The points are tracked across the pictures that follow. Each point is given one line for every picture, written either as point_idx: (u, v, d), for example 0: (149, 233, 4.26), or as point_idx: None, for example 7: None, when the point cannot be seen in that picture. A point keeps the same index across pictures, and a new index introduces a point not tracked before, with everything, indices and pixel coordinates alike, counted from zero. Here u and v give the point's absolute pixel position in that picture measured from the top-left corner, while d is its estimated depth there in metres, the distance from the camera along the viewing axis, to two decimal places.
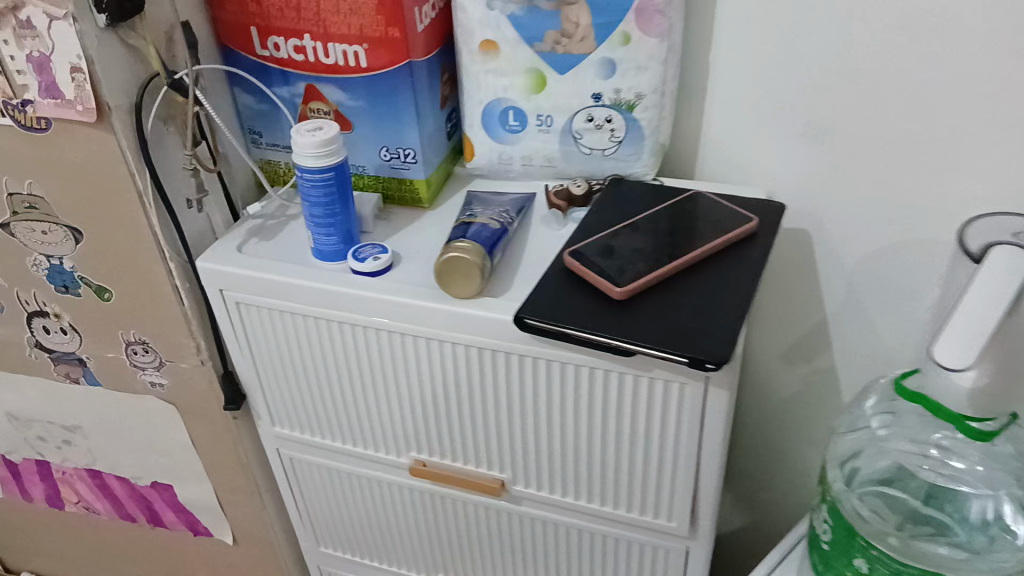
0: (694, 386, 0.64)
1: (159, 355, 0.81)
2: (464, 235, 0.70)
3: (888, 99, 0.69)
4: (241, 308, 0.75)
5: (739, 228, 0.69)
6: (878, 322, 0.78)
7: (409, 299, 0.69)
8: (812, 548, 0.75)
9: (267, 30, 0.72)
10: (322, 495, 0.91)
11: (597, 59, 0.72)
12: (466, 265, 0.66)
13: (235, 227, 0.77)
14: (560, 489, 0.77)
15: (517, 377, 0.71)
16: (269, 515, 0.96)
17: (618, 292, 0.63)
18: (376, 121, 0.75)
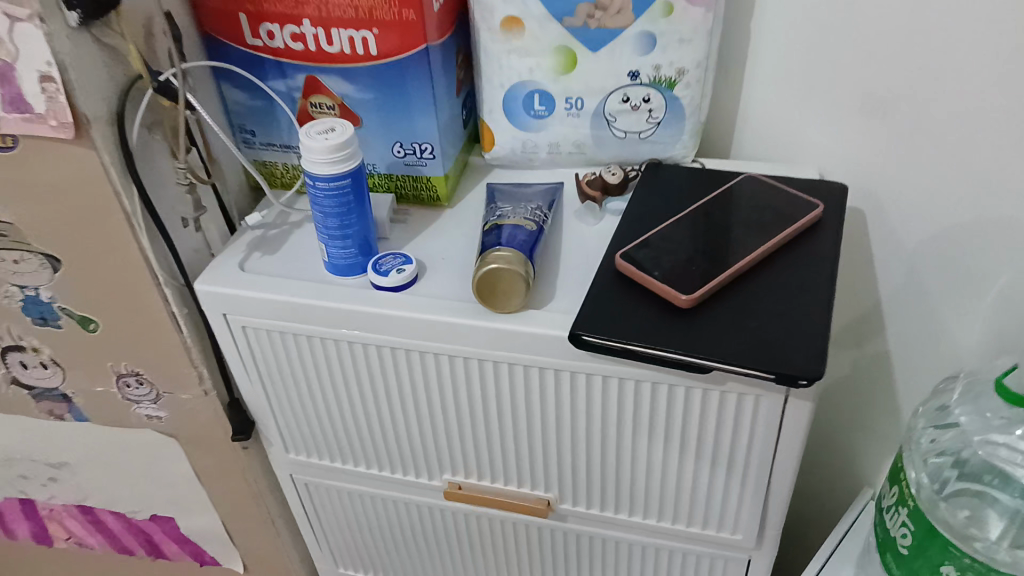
0: (773, 397, 0.58)
1: (155, 387, 0.72)
2: (499, 240, 0.62)
3: (961, 67, 0.62)
4: (248, 332, 0.67)
5: (802, 218, 0.62)
6: (941, 305, 0.73)
7: (443, 316, 0.61)
8: (883, 550, 0.70)
9: (258, 17, 0.63)
10: (343, 520, 0.84)
11: (635, 33, 0.64)
12: (505, 276, 0.59)
13: (234, 240, 0.69)
14: (611, 506, 0.71)
15: (567, 394, 0.64)
16: (284, 541, 0.89)
17: (685, 300, 0.56)
18: (387, 113, 0.67)
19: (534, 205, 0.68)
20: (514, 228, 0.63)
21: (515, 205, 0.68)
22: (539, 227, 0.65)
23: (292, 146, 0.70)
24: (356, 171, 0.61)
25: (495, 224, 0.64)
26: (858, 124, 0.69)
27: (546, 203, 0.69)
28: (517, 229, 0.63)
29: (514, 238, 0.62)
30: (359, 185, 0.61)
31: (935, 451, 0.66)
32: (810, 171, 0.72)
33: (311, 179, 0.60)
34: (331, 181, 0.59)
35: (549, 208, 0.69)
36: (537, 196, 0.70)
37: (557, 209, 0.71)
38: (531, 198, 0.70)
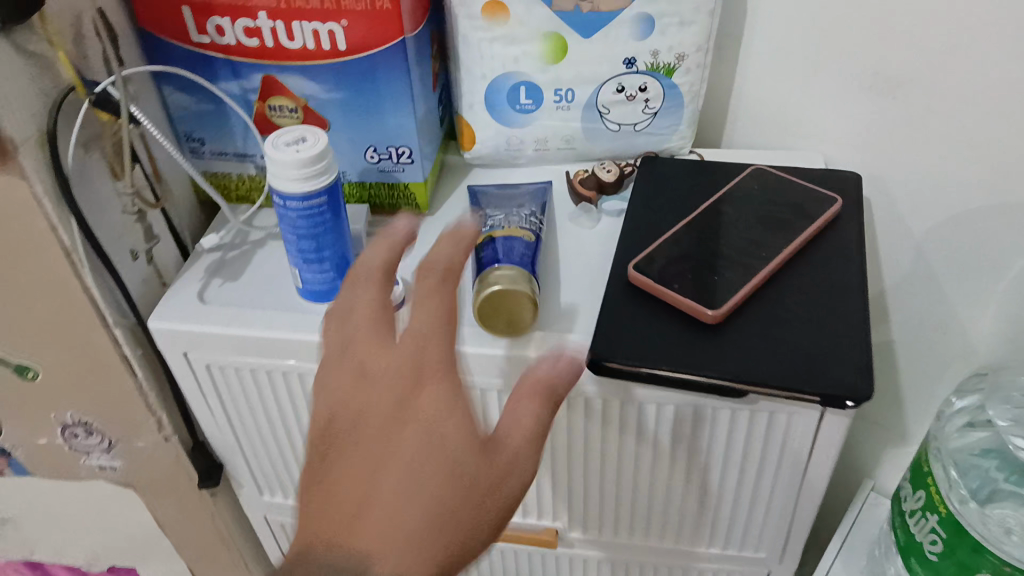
0: (810, 412, 0.54)
1: (106, 435, 0.64)
2: (495, 254, 0.55)
3: (982, 43, 0.58)
4: (213, 370, 0.59)
5: (822, 213, 0.58)
6: (951, 292, 0.70)
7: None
8: (906, 555, 0.66)
9: (205, 10, 0.54)
10: None
11: (631, 16, 0.58)
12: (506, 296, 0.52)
13: (188, 267, 0.61)
14: (623, 528, 0.67)
15: (579, 419, 0.58)
16: None
17: (713, 316, 0.51)
18: (358, 115, 0.59)
19: (526, 210, 0.62)
20: (512, 239, 0.57)
21: (506, 211, 0.61)
22: (536, 236, 0.59)
23: (249, 155, 0.61)
24: (332, 186, 0.53)
25: (488, 235, 0.57)
26: (866, 106, 0.64)
27: (538, 206, 0.63)
28: (515, 241, 0.57)
29: (512, 252, 0.55)
30: (335, 202, 0.54)
31: (975, 449, 0.64)
32: (814, 159, 0.67)
33: (280, 196, 0.52)
34: (303, 198, 0.52)
35: (543, 212, 0.63)
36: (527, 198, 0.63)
37: (549, 212, 0.64)
38: (521, 201, 0.63)
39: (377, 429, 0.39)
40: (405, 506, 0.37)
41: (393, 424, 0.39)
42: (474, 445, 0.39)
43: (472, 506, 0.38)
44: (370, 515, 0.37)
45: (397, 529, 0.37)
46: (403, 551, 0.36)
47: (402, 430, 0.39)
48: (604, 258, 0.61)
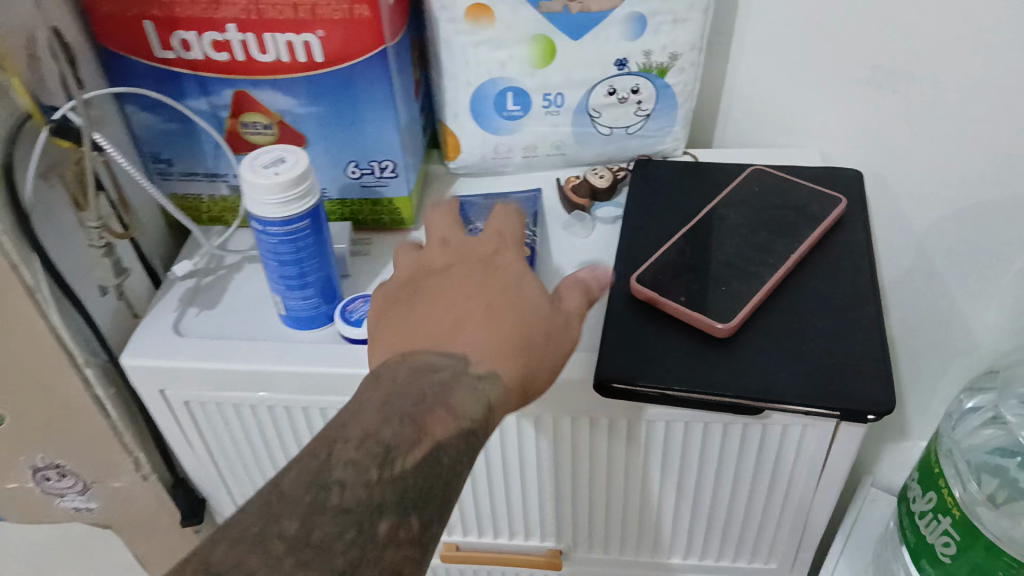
0: (825, 425, 0.52)
1: (80, 477, 0.60)
2: None
3: (985, 34, 0.56)
4: (192, 407, 0.56)
5: (827, 215, 0.56)
6: (951, 286, 0.68)
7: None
8: (916, 557, 0.64)
9: (169, 23, 0.50)
10: None
11: (623, 15, 0.55)
12: None
13: (161, 296, 0.57)
14: (628, 545, 0.64)
15: (584, 439, 0.56)
16: None
17: (724, 329, 0.49)
18: (338, 130, 0.56)
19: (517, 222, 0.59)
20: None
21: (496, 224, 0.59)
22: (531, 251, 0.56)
23: (220, 174, 0.58)
24: (313, 208, 0.50)
25: None
26: (863, 101, 0.62)
27: (528, 218, 0.60)
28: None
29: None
30: (317, 225, 0.50)
31: (990, 449, 0.62)
32: (810, 156, 0.65)
33: (258, 221, 0.49)
34: (283, 223, 0.48)
35: (533, 222, 0.60)
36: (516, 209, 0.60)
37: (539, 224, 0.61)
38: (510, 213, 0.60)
39: (464, 277, 0.44)
40: (492, 327, 0.42)
41: (471, 274, 0.45)
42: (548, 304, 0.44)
43: (545, 336, 0.43)
44: (461, 337, 0.41)
45: (492, 341, 0.41)
46: (489, 353, 0.41)
47: (487, 281, 0.44)
48: None
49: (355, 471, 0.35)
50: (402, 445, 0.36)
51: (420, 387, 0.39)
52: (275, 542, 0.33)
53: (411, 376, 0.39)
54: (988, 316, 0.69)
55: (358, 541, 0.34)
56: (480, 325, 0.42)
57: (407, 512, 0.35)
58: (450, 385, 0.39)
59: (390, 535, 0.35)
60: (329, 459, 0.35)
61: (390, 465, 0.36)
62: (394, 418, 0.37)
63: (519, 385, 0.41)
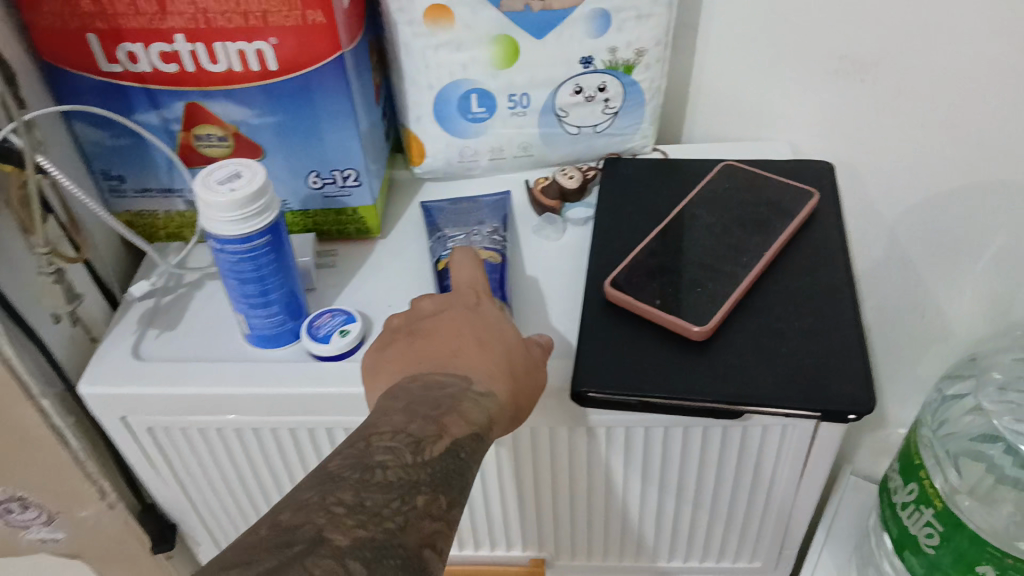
0: (806, 424, 0.51)
1: (44, 508, 0.58)
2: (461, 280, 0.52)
3: (951, 21, 0.55)
4: (156, 432, 0.54)
5: (800, 211, 0.55)
6: (925, 274, 0.68)
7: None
8: (900, 547, 0.63)
9: (114, 35, 0.48)
10: None
11: (586, 13, 0.54)
12: None
13: (118, 318, 0.55)
14: (612, 549, 0.63)
15: (563, 448, 0.55)
16: None
17: (701, 332, 0.48)
18: (296, 139, 0.54)
19: (485, 228, 0.57)
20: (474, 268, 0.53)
21: (464, 231, 0.57)
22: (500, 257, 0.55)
23: (175, 189, 0.56)
24: (274, 224, 0.48)
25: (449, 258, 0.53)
26: (831, 92, 0.61)
27: (498, 223, 0.58)
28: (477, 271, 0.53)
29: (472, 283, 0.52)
30: (278, 241, 0.48)
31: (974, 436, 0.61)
32: (780, 149, 0.64)
33: (216, 240, 0.47)
34: (243, 240, 0.46)
35: (503, 227, 0.58)
36: (485, 214, 0.59)
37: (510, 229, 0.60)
38: (479, 219, 0.58)
39: (449, 314, 0.46)
40: (485, 354, 0.43)
41: (455, 311, 0.46)
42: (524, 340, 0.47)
43: (526, 364, 0.45)
44: (458, 363, 0.43)
45: (487, 365, 0.43)
46: (485, 375, 0.42)
47: (473, 317, 0.46)
48: (573, 273, 0.57)
49: (393, 454, 0.35)
50: (427, 436, 0.37)
51: (431, 398, 0.40)
52: (335, 508, 0.32)
53: (421, 393, 0.40)
54: (962, 304, 0.69)
55: (406, 508, 0.33)
56: (474, 353, 0.43)
57: (442, 494, 0.35)
58: (458, 397, 0.40)
59: (429, 508, 0.34)
60: (364, 448, 0.35)
61: (422, 451, 0.36)
62: (418, 417, 0.38)
63: (510, 405, 0.43)
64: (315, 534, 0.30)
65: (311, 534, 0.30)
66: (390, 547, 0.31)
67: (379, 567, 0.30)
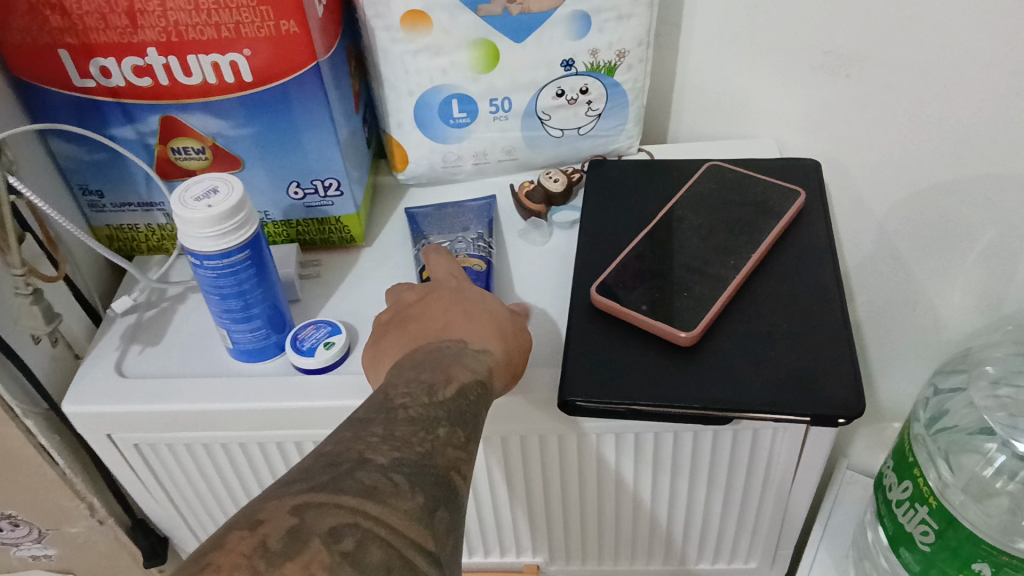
0: (796, 427, 0.51)
1: (34, 525, 0.57)
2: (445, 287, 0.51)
3: (936, 16, 0.55)
4: (143, 449, 0.53)
5: (786, 211, 0.55)
6: (916, 268, 0.67)
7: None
8: (896, 544, 0.63)
9: (85, 51, 0.47)
10: None
11: (566, 15, 0.53)
12: None
13: (101, 335, 0.54)
14: (608, 552, 0.63)
15: (553, 455, 0.54)
16: None
17: (687, 338, 0.48)
18: (276, 150, 0.53)
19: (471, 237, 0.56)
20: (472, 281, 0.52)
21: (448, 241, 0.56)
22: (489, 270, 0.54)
23: (154, 203, 0.55)
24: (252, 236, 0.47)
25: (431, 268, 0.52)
26: (818, 88, 0.61)
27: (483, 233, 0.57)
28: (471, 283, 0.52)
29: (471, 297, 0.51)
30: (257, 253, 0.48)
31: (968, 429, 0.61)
32: (768, 147, 0.64)
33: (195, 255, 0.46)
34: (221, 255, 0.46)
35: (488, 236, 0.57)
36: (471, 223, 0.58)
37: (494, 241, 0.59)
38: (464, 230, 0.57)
39: (432, 298, 0.46)
40: (474, 320, 0.44)
41: (438, 292, 0.47)
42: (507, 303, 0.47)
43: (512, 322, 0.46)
44: (449, 331, 0.43)
45: (478, 329, 0.43)
46: (478, 337, 0.43)
47: (456, 295, 0.46)
48: (560, 277, 0.57)
49: (411, 396, 0.35)
50: (437, 382, 0.37)
51: (432, 356, 0.40)
52: (370, 439, 0.32)
53: (422, 355, 0.40)
54: (953, 298, 0.68)
55: (431, 439, 0.33)
56: (463, 324, 0.43)
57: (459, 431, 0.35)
58: (458, 354, 0.40)
59: (452, 438, 0.34)
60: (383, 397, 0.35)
61: (435, 393, 0.36)
62: (424, 369, 0.38)
63: (507, 360, 0.43)
64: (359, 456, 0.30)
65: (355, 456, 0.31)
66: (424, 466, 0.31)
67: (418, 481, 0.30)
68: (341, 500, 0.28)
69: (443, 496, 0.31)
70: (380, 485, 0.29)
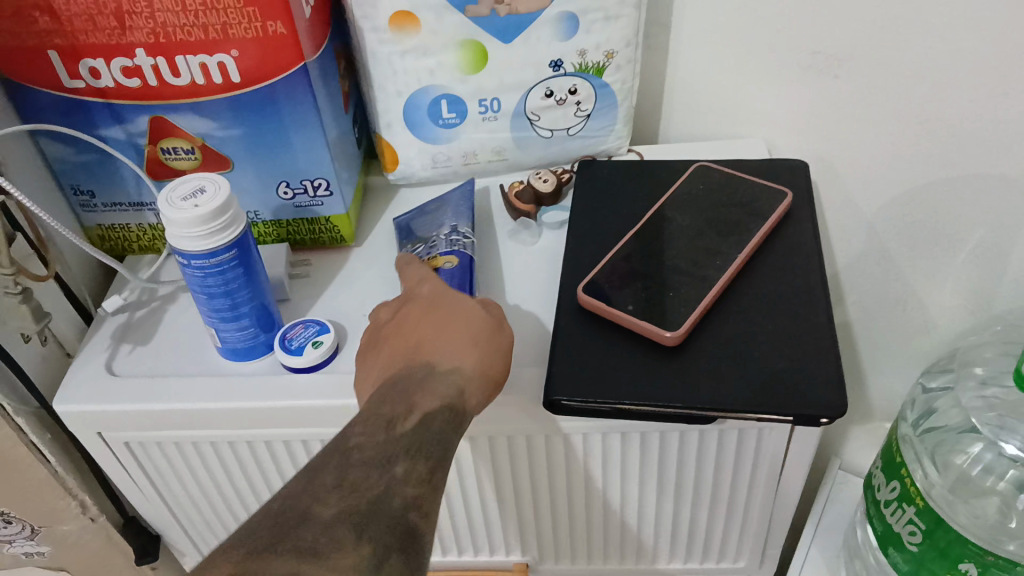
0: (782, 427, 0.51)
1: (25, 522, 0.57)
2: None
3: (923, 17, 0.55)
4: (134, 447, 0.54)
5: (774, 211, 0.55)
6: (906, 269, 0.68)
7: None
8: (884, 543, 0.63)
9: (73, 52, 0.48)
10: None
11: (553, 16, 0.53)
12: None
13: (91, 334, 0.55)
14: (597, 552, 0.63)
15: (541, 454, 0.55)
16: None
17: (673, 338, 0.48)
18: (265, 151, 0.53)
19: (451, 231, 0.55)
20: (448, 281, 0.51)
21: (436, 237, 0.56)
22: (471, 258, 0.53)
23: (145, 204, 0.55)
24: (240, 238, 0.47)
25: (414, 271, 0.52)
26: (807, 89, 0.61)
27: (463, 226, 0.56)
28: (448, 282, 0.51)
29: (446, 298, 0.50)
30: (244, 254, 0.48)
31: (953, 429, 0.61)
32: (757, 147, 0.64)
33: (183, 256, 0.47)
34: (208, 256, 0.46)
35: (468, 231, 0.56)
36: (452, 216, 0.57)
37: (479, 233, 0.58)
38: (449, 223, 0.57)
39: (412, 307, 0.47)
40: (452, 332, 0.44)
41: (417, 301, 0.47)
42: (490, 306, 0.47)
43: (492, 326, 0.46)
44: (426, 347, 0.44)
45: (454, 344, 0.44)
46: (452, 352, 0.43)
47: (433, 301, 0.46)
48: (548, 277, 0.57)
49: (367, 435, 0.38)
50: (398, 416, 0.39)
51: (399, 386, 0.41)
52: (321, 490, 0.35)
53: (392, 383, 0.42)
54: (943, 298, 0.68)
55: (387, 480, 0.36)
56: (437, 337, 0.44)
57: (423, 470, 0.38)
58: (426, 379, 0.41)
59: (410, 475, 0.37)
60: (345, 437, 0.38)
61: (394, 428, 0.38)
62: (388, 402, 0.40)
63: (485, 371, 0.44)
64: (304, 511, 0.34)
65: (301, 511, 0.34)
66: (374, 513, 0.34)
67: (366, 531, 0.33)
68: (281, 561, 0.31)
69: (393, 543, 0.34)
70: (323, 540, 0.32)
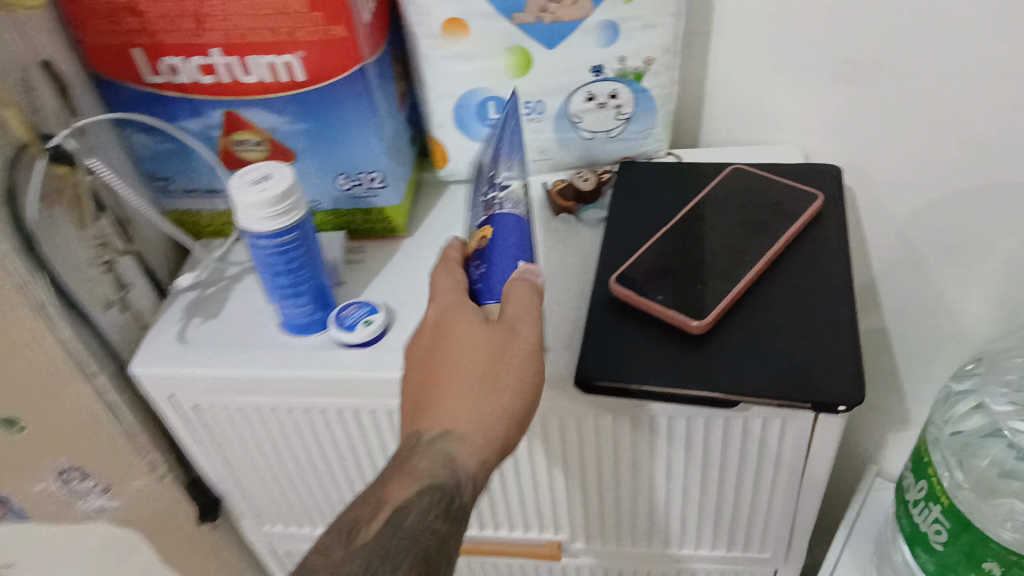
0: (801, 418, 0.53)
1: (101, 476, 0.62)
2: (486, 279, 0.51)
3: (953, 28, 0.57)
4: (200, 411, 0.59)
5: (802, 211, 0.57)
6: (939, 274, 0.69)
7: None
8: (913, 544, 0.64)
9: (157, 51, 0.54)
10: None
11: (594, 24, 0.57)
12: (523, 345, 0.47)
13: (166, 308, 0.61)
14: (623, 536, 0.66)
15: (569, 436, 0.58)
16: None
17: (697, 326, 0.51)
18: (325, 144, 0.58)
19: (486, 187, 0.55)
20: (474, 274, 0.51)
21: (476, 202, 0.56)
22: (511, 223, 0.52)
23: (217, 190, 0.61)
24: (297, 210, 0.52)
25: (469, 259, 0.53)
26: (840, 97, 0.63)
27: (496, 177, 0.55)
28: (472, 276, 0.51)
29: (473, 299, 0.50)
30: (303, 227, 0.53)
31: (982, 432, 0.62)
32: (792, 153, 0.66)
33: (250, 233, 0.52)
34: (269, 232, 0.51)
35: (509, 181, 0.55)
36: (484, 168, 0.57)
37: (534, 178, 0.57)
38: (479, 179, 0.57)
39: (419, 353, 0.48)
40: (471, 391, 0.45)
41: (423, 339, 0.49)
42: (506, 333, 0.46)
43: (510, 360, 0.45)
44: (427, 409, 0.45)
45: (472, 407, 0.44)
46: (441, 411, 0.45)
47: (432, 343, 0.48)
48: (583, 268, 0.60)
49: (334, 546, 0.41)
50: (366, 517, 0.42)
51: (388, 470, 0.44)
52: None
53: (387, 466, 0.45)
54: (978, 305, 0.69)
55: None
56: (429, 394, 0.46)
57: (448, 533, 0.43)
58: (410, 455, 0.44)
59: None
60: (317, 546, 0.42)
61: (358, 535, 0.41)
62: (365, 499, 0.43)
63: (473, 424, 0.44)
64: None
65: None
66: None
67: None
68: None
69: None
70: None
